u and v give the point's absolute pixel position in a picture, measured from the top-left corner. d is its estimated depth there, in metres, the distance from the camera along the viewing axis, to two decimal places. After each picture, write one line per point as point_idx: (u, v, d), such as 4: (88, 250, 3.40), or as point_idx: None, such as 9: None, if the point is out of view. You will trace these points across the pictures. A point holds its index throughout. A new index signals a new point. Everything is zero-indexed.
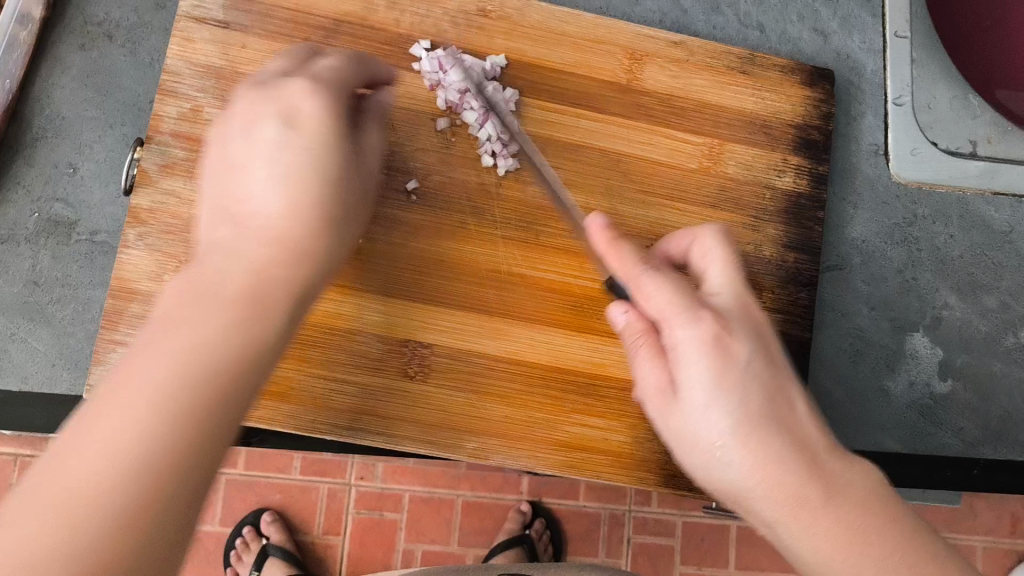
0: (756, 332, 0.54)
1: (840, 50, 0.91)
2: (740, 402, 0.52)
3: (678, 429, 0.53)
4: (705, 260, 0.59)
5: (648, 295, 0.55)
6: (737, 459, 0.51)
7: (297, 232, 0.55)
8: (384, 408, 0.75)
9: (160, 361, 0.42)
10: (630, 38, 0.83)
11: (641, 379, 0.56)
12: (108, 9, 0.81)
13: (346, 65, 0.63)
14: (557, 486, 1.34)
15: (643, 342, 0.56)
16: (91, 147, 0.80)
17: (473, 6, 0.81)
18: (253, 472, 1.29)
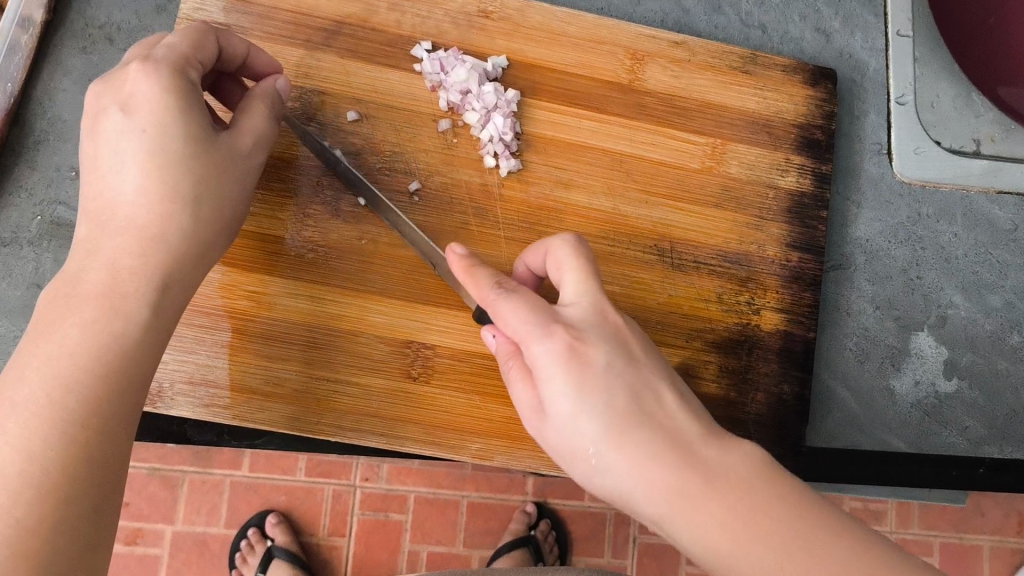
0: (612, 337, 0.56)
1: (842, 50, 0.91)
2: (605, 406, 0.53)
3: (560, 442, 0.55)
4: (559, 270, 0.60)
5: (506, 319, 0.57)
6: (612, 462, 0.52)
7: (160, 226, 0.59)
8: (386, 409, 0.75)
9: (26, 396, 0.50)
10: (631, 39, 0.83)
11: (517, 399, 0.59)
12: (109, 12, 0.81)
13: (188, 39, 0.62)
14: (561, 487, 1.34)
15: (513, 363, 0.59)
16: None
17: (474, 7, 0.81)
18: (258, 474, 1.30)
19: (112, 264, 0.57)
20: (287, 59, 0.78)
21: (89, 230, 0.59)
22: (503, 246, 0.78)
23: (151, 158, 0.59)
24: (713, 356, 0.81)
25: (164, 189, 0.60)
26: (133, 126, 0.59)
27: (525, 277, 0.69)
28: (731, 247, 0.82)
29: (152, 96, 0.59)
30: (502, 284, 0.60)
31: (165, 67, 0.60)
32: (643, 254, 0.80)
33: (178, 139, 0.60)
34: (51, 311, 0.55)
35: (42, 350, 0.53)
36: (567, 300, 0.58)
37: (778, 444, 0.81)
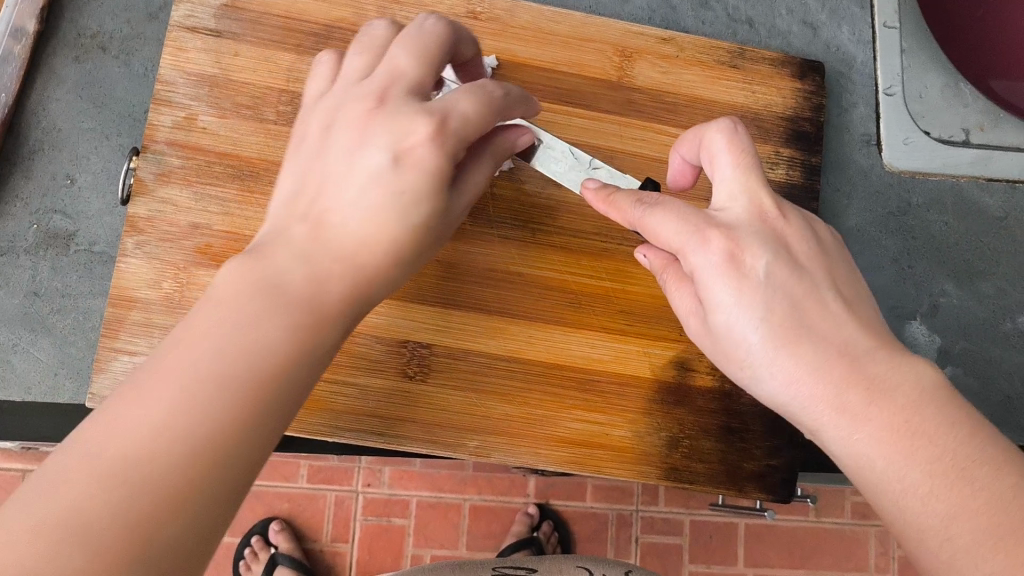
0: (773, 239, 0.55)
1: (830, 42, 0.92)
2: (766, 314, 0.53)
3: (719, 349, 0.56)
4: (713, 167, 0.58)
5: (658, 230, 0.56)
6: (772, 374, 0.53)
7: (376, 256, 0.55)
8: (382, 408, 0.76)
9: (190, 368, 0.43)
10: (619, 36, 0.84)
11: (678, 306, 0.59)
12: (101, 21, 0.81)
13: (480, 111, 0.56)
14: (563, 488, 1.44)
15: (669, 274, 0.59)
16: (88, 158, 0.80)
17: (463, 8, 0.82)
18: (264, 480, 1.39)
19: (314, 267, 0.52)
20: (279, 63, 0.78)
21: (304, 238, 0.54)
22: (496, 244, 0.79)
23: (393, 223, 0.55)
24: None
25: (395, 225, 0.55)
26: (390, 182, 0.54)
27: (685, 168, 0.66)
28: None
29: (466, 117, 0.55)
30: (645, 198, 0.58)
31: (481, 94, 0.56)
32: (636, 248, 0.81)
33: (424, 211, 0.55)
34: (250, 312, 0.47)
35: (197, 363, 0.44)
36: (723, 203, 0.57)
37: (775, 437, 0.81)
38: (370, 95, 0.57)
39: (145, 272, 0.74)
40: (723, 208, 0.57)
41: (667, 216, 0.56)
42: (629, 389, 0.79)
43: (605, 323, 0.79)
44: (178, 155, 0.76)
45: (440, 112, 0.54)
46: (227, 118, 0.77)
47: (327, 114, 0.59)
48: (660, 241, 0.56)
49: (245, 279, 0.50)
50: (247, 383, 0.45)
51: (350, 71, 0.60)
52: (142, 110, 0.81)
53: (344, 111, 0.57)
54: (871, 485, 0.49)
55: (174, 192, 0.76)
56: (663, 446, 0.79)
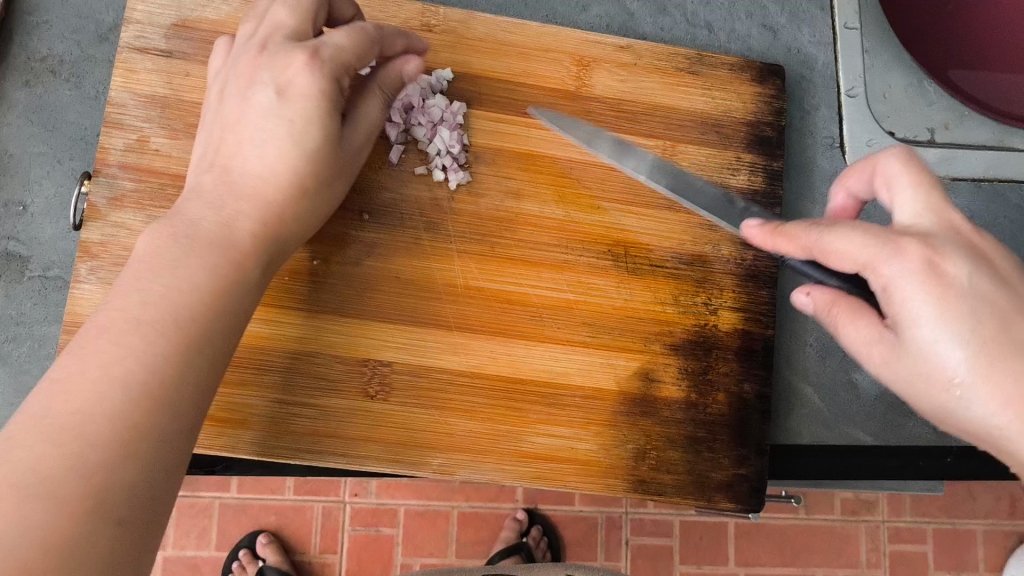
0: (974, 253, 0.53)
1: (790, 46, 0.92)
2: (973, 330, 0.51)
3: (912, 375, 0.54)
4: (891, 191, 0.57)
5: (842, 249, 0.55)
6: (982, 395, 0.51)
7: (276, 193, 0.64)
8: (343, 429, 0.74)
9: (121, 338, 0.51)
10: (576, 45, 0.84)
11: (855, 339, 0.58)
12: (51, 44, 0.80)
13: (355, 44, 0.67)
14: (551, 493, 1.45)
15: (839, 308, 0.59)
16: (40, 183, 0.79)
17: (417, 21, 0.82)
18: (247, 496, 1.42)
19: (228, 219, 0.62)
20: None
21: (213, 183, 0.64)
22: (455, 259, 0.78)
23: (288, 148, 0.65)
24: (674, 359, 0.80)
25: (287, 155, 0.65)
26: (279, 112, 0.65)
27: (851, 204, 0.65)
28: (682, 248, 0.81)
29: (337, 52, 0.66)
30: (823, 222, 0.58)
31: (354, 31, 0.67)
32: (595, 259, 0.80)
33: (314, 140, 0.65)
34: (157, 289, 0.55)
35: (117, 342, 0.51)
36: (907, 222, 0.56)
37: (742, 445, 0.80)
38: (256, 47, 0.68)
39: (99, 298, 0.73)
40: (910, 226, 0.55)
41: (850, 233, 0.55)
42: (593, 401, 0.78)
43: (569, 336, 0.79)
44: (131, 178, 0.75)
45: (314, 48, 0.65)
46: (180, 139, 0.76)
47: (222, 80, 0.69)
48: (845, 260, 0.55)
49: (162, 241, 0.58)
50: (166, 356, 0.52)
51: (239, 37, 0.70)
52: (94, 134, 0.80)
53: (235, 66, 0.68)
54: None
55: (127, 216, 0.75)
56: (630, 458, 0.78)
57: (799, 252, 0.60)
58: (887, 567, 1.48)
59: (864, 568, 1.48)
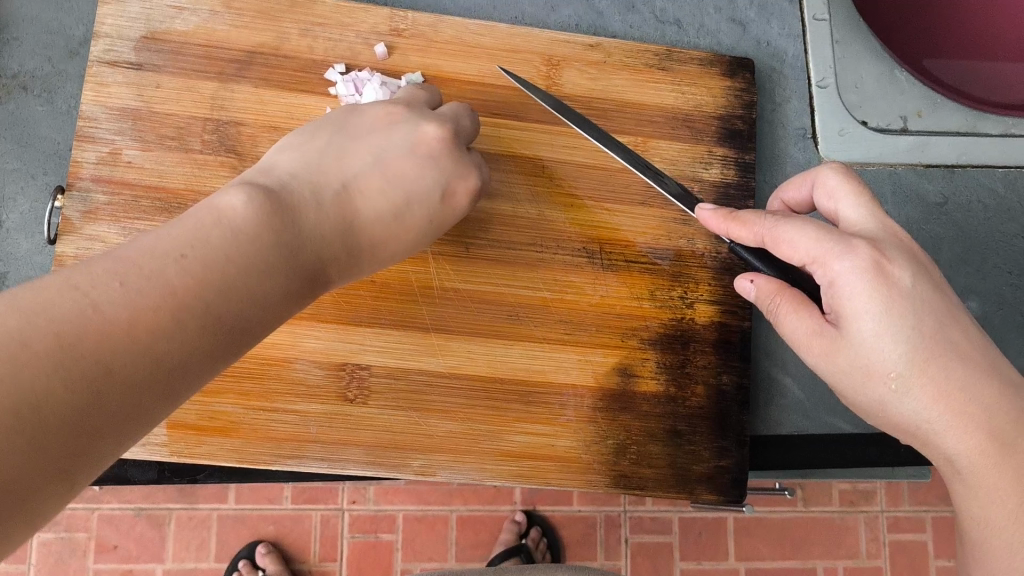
0: (914, 257, 0.56)
1: (760, 39, 0.92)
2: (914, 330, 0.54)
3: (851, 367, 0.56)
4: (834, 199, 0.61)
5: (793, 240, 0.57)
6: (916, 391, 0.55)
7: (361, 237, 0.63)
8: (325, 434, 0.75)
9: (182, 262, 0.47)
10: (546, 45, 0.84)
11: (790, 331, 0.59)
12: (22, 60, 0.80)
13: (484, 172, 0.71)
14: (549, 495, 1.46)
15: (781, 299, 0.60)
16: (14, 199, 0.78)
17: (386, 26, 0.82)
18: (245, 506, 1.43)
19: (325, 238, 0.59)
20: (202, 93, 0.78)
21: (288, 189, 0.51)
22: (430, 262, 0.78)
23: None
24: (650, 354, 0.80)
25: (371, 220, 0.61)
26: None
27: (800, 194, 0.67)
28: (659, 243, 0.82)
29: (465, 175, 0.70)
30: (774, 214, 0.60)
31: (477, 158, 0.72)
32: (571, 257, 0.80)
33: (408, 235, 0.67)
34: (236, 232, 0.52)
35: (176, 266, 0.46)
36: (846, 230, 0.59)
37: (721, 437, 0.80)
38: None
39: None
40: (856, 230, 0.59)
41: (802, 227, 0.56)
42: (572, 400, 0.78)
43: (547, 335, 0.79)
44: (105, 191, 0.76)
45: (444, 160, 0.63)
46: (152, 150, 0.77)
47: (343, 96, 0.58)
48: (794, 253, 0.57)
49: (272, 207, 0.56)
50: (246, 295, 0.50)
51: None
52: (67, 149, 0.79)
53: None
54: (991, 494, 0.54)
55: (102, 228, 0.75)
56: (611, 453, 0.79)
57: (750, 238, 0.62)
58: (887, 557, 1.49)
59: (863, 559, 1.48)
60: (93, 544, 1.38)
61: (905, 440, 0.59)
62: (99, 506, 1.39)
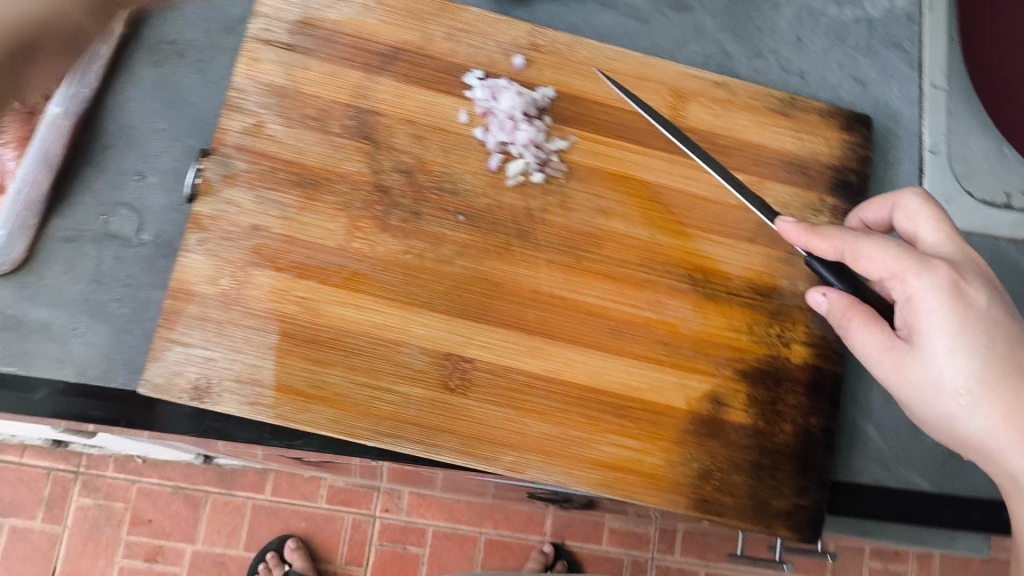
0: (987, 283, 0.62)
1: (878, 99, 0.93)
2: (983, 348, 0.60)
3: (920, 381, 0.62)
4: (913, 221, 0.70)
5: (872, 257, 0.64)
6: (982, 406, 0.60)
7: None
8: (423, 418, 0.77)
9: None
10: (675, 77, 0.87)
11: (860, 345, 0.66)
12: (181, 29, 0.83)
13: None
14: (578, 530, 1.56)
15: (852, 314, 0.67)
16: (158, 157, 0.80)
17: (525, 40, 0.86)
18: (280, 499, 1.51)
19: None
20: (347, 79, 0.82)
21: None
22: (542, 267, 0.81)
23: None
24: (743, 385, 0.82)
25: None
26: None
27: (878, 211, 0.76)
28: (762, 279, 0.84)
29: None
30: (856, 232, 0.67)
31: None
32: (677, 282, 0.83)
33: None
34: None
35: None
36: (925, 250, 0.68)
37: (803, 476, 0.82)
38: None
39: (205, 268, 0.76)
40: (933, 250, 0.68)
41: (883, 244, 0.63)
42: (666, 419, 0.80)
43: (644, 352, 0.81)
44: (246, 159, 0.79)
45: None
46: (294, 127, 0.80)
47: None
48: (873, 268, 0.64)
49: None
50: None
51: None
52: (213, 118, 0.82)
53: None
54: None
55: (238, 194, 0.78)
56: (695, 476, 0.80)
57: (829, 251, 0.69)
58: None
59: None
60: (127, 515, 1.47)
61: (972, 458, 0.63)
62: (139, 479, 1.48)
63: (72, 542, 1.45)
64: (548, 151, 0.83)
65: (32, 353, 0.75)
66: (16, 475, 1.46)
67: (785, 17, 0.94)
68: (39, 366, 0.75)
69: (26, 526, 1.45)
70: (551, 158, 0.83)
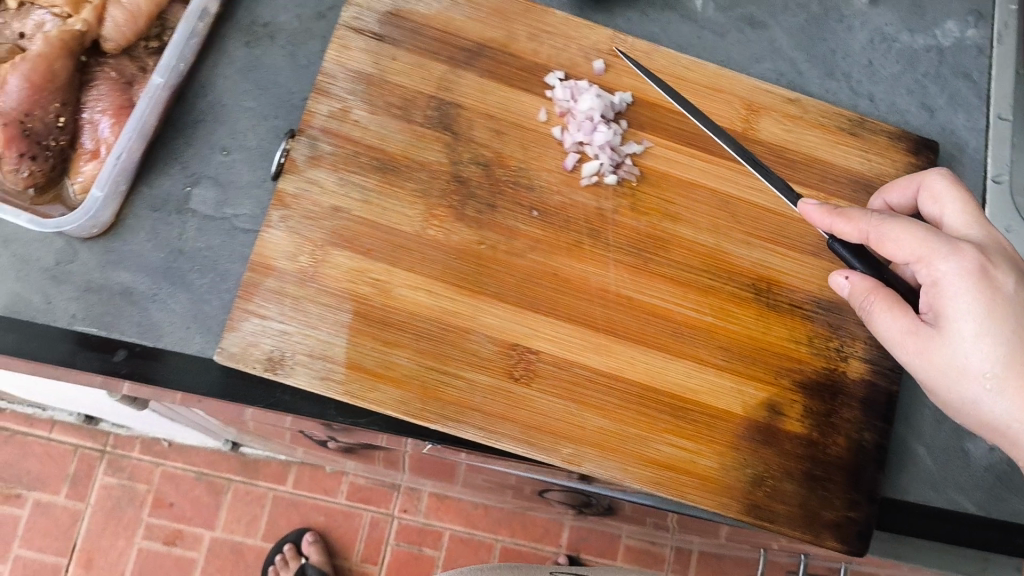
0: (1009, 265, 0.68)
1: (945, 126, 0.95)
2: (1010, 333, 0.66)
3: (947, 365, 0.67)
4: (938, 202, 0.75)
5: (897, 241, 0.68)
6: (1006, 388, 0.66)
7: None
8: (487, 406, 0.78)
9: None
10: (749, 91, 0.89)
11: (883, 328, 0.70)
12: (275, 13, 0.87)
13: None
14: (594, 544, 1.60)
15: (874, 297, 0.71)
16: (245, 134, 0.83)
17: (606, 45, 0.88)
18: (301, 492, 1.56)
19: None
20: (432, 72, 0.84)
21: None
22: (611, 267, 0.83)
23: None
24: (800, 397, 0.83)
25: None
26: None
27: (902, 197, 0.81)
28: (823, 293, 0.86)
29: None
30: (879, 214, 0.70)
31: None
32: (740, 290, 0.84)
33: None
34: None
35: None
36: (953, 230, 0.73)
37: (854, 490, 0.82)
38: None
39: (285, 244, 0.79)
40: (960, 229, 0.72)
41: (908, 228, 0.67)
42: (721, 422, 0.81)
43: (704, 355, 0.82)
44: (331, 142, 0.81)
45: None
46: (378, 114, 0.83)
47: None
48: (898, 252, 0.68)
49: None
50: None
51: None
52: (300, 99, 0.85)
53: None
54: None
55: (321, 174, 0.80)
56: (747, 482, 0.81)
57: (854, 234, 0.72)
58: None
59: None
60: (150, 497, 1.52)
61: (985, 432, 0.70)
62: (163, 462, 1.53)
63: (94, 519, 1.50)
64: (623, 153, 0.85)
65: (112, 315, 0.77)
66: (45, 449, 1.51)
67: (858, 40, 0.96)
68: (119, 328, 0.77)
69: (50, 500, 1.50)
70: (625, 161, 0.85)
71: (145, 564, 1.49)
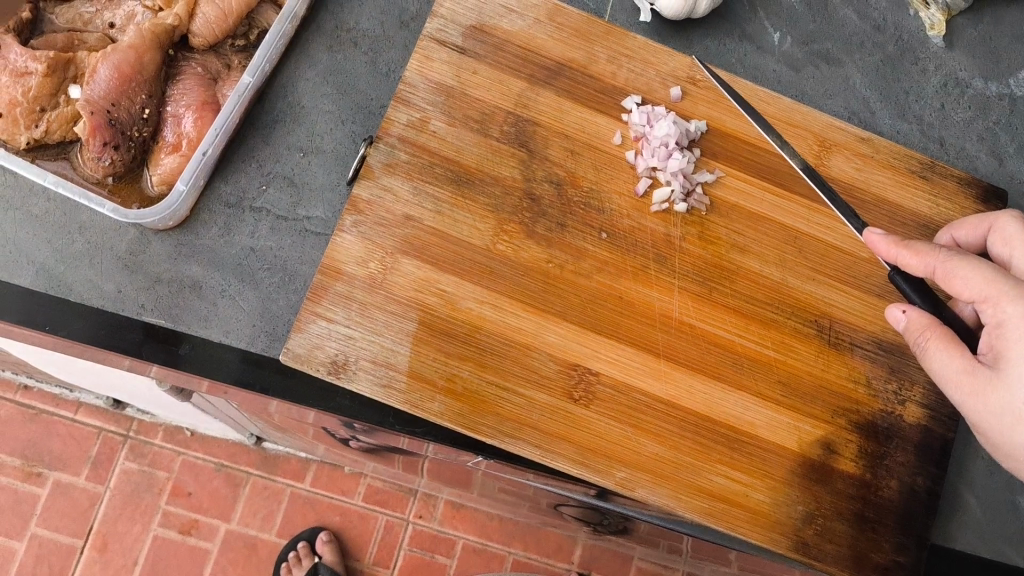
0: None
1: (1012, 175, 0.95)
2: None
3: (1003, 408, 0.66)
4: (1009, 245, 0.74)
5: (964, 278, 0.68)
6: None
7: None
8: (544, 424, 0.77)
9: None
10: (822, 127, 0.89)
11: (939, 365, 0.70)
12: (358, 19, 0.87)
13: None
14: (604, 564, 1.59)
15: (929, 334, 0.71)
16: (322, 137, 0.84)
17: (684, 72, 0.88)
18: (318, 490, 1.56)
19: None
20: (510, 88, 0.85)
21: None
22: (675, 293, 0.83)
23: None
24: (855, 437, 0.83)
25: None
26: None
27: (970, 237, 0.80)
28: (886, 335, 0.85)
29: None
30: (948, 250, 0.70)
31: None
32: (803, 326, 0.84)
33: None
34: None
35: None
36: None
37: (903, 533, 0.82)
38: None
39: (356, 250, 0.79)
40: None
41: (977, 267, 0.68)
42: (776, 458, 0.81)
43: (762, 388, 0.82)
44: (407, 151, 0.82)
45: None
46: (455, 126, 0.83)
47: None
48: (964, 289, 0.68)
49: None
50: None
51: None
52: (378, 106, 0.86)
53: None
54: None
55: (396, 182, 0.81)
56: (798, 519, 0.81)
57: (919, 267, 0.72)
58: None
59: None
60: (169, 485, 1.52)
61: None
62: (185, 451, 1.54)
63: (112, 503, 1.50)
64: (694, 181, 0.86)
65: (180, 308, 0.78)
66: (69, 430, 1.52)
67: (931, 83, 0.96)
68: (186, 322, 0.78)
69: (70, 482, 1.50)
70: (696, 189, 0.86)
71: (160, 552, 1.49)
